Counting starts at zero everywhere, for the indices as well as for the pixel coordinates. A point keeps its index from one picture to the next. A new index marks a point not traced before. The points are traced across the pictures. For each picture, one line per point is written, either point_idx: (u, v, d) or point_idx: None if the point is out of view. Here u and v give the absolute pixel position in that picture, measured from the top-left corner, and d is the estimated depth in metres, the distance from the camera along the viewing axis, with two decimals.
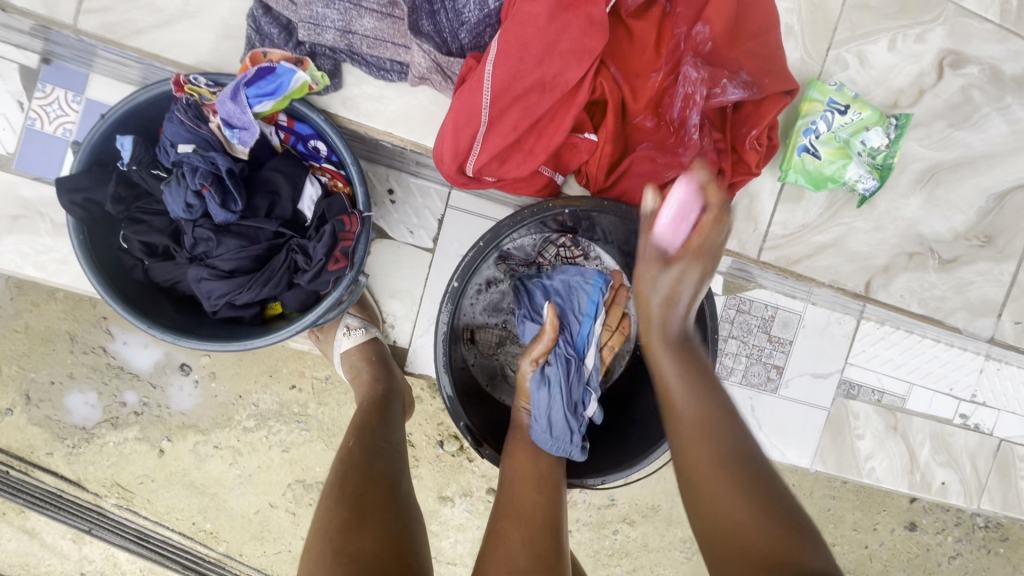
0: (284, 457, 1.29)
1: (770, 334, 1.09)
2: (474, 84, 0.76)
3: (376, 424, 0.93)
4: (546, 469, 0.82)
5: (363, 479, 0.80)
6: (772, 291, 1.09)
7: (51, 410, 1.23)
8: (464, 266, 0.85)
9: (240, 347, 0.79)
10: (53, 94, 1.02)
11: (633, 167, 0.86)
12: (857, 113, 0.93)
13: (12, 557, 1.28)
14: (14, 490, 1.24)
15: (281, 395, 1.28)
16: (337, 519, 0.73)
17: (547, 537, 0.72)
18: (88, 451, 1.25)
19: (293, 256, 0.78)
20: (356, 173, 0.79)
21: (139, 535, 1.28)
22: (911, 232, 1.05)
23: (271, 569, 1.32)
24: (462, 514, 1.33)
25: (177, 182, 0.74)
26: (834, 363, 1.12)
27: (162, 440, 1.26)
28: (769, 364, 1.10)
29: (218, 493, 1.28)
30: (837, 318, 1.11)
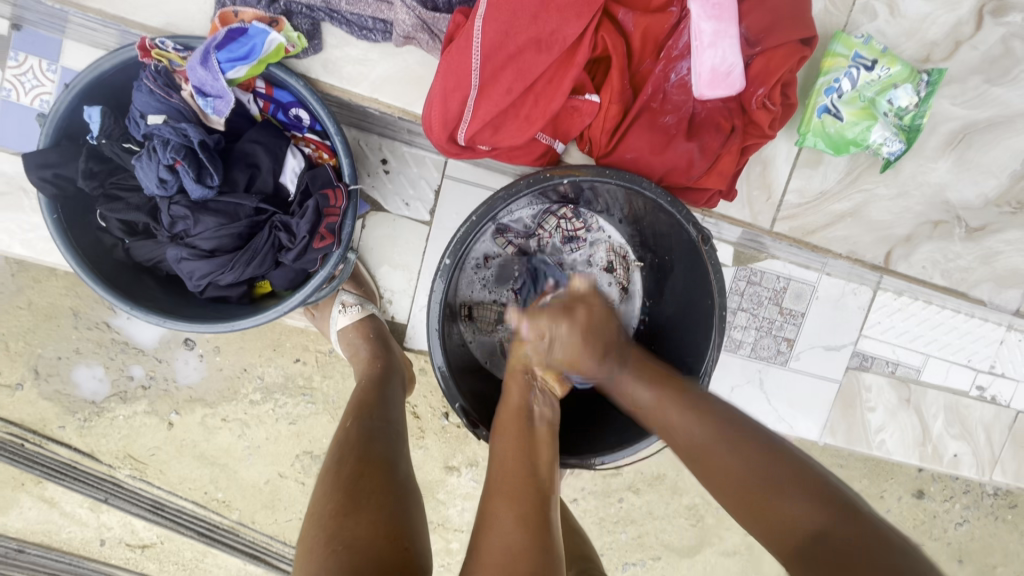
0: (291, 429, 1.29)
1: (782, 306, 1.03)
2: (463, 43, 0.69)
3: (374, 405, 0.90)
4: (543, 444, 0.76)
5: (360, 461, 0.77)
6: (785, 262, 1.01)
7: (60, 384, 1.23)
8: (455, 242, 0.80)
9: (226, 328, 0.76)
10: (27, 63, 0.96)
11: (639, 129, 0.78)
12: (885, 69, 0.84)
13: (33, 525, 1.30)
14: (30, 462, 1.25)
15: (286, 367, 1.27)
16: (331, 505, 0.70)
17: (541, 514, 0.68)
18: (99, 424, 1.25)
19: (276, 234, 0.74)
20: (341, 143, 0.74)
21: (155, 505, 1.30)
22: (938, 199, 0.98)
23: (283, 536, 1.34)
24: (469, 483, 1.32)
25: (148, 154, 0.69)
26: (848, 335, 1.07)
27: (171, 414, 1.26)
28: (780, 337, 1.05)
29: (229, 464, 1.29)
30: (853, 289, 1.04)
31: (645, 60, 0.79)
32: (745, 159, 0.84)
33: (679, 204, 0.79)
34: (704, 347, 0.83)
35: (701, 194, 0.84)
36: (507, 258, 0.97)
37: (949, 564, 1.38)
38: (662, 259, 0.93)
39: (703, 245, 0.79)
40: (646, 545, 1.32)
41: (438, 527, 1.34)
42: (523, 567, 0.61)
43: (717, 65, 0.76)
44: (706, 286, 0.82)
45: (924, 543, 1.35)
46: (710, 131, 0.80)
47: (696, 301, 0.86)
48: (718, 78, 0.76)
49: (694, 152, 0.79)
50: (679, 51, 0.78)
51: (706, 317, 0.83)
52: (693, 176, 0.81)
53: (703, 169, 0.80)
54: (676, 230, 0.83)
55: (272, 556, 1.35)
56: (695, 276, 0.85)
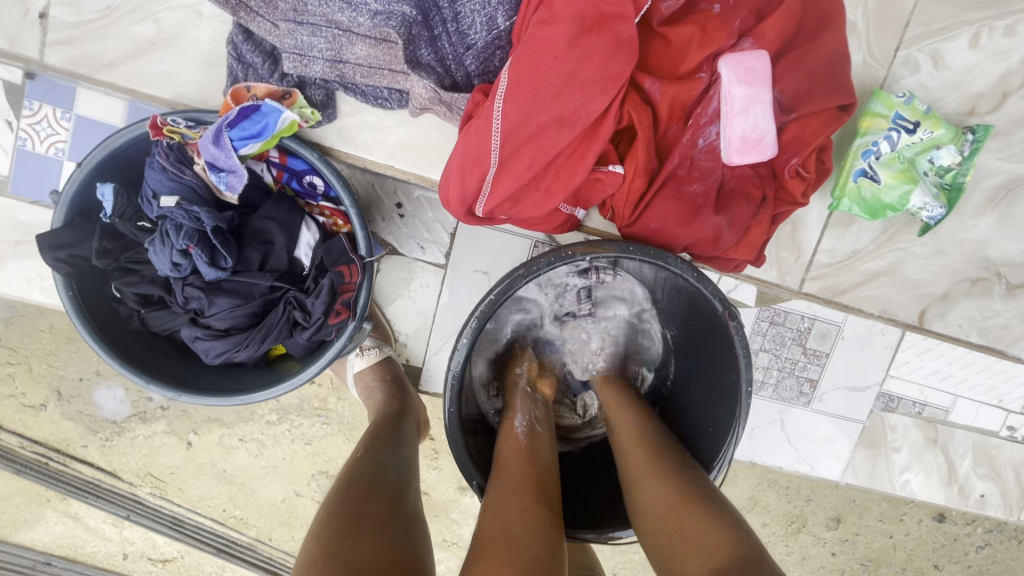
0: (307, 449, 1.29)
1: (806, 347, 0.98)
2: (481, 123, 0.66)
3: (386, 441, 0.90)
4: (543, 449, 0.80)
5: (369, 487, 0.76)
6: (811, 301, 0.94)
7: (83, 405, 1.25)
8: (475, 317, 0.76)
9: (242, 402, 0.75)
10: (42, 111, 0.96)
11: (665, 200, 0.75)
12: (927, 131, 0.80)
13: (59, 539, 1.32)
14: (54, 480, 1.27)
15: (302, 388, 1.26)
16: (334, 523, 0.68)
17: (546, 509, 0.68)
18: (120, 444, 1.27)
19: (291, 311, 0.73)
20: (357, 217, 0.72)
21: (175, 521, 1.31)
22: (977, 256, 0.93)
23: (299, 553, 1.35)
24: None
25: (161, 239, 0.67)
26: (873, 376, 1.01)
27: (189, 433, 1.28)
28: (803, 378, 1.01)
29: (246, 483, 1.30)
30: (881, 329, 0.97)
31: (671, 127, 0.75)
32: (776, 227, 0.80)
33: (705, 277, 0.75)
34: (728, 420, 0.80)
35: (728, 262, 0.81)
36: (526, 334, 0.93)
37: None
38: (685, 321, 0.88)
39: (730, 319, 0.76)
40: None
41: (452, 545, 1.34)
42: (526, 555, 0.60)
43: (748, 132, 0.72)
44: (731, 357, 0.79)
45: (944, 566, 1.30)
46: (741, 201, 0.75)
47: (721, 370, 0.82)
48: (749, 145, 0.73)
49: (722, 225, 0.75)
50: (708, 117, 0.75)
51: (729, 386, 0.80)
52: (720, 247, 0.77)
53: (733, 241, 0.76)
54: (704, 300, 0.80)
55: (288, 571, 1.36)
56: (717, 342, 0.82)
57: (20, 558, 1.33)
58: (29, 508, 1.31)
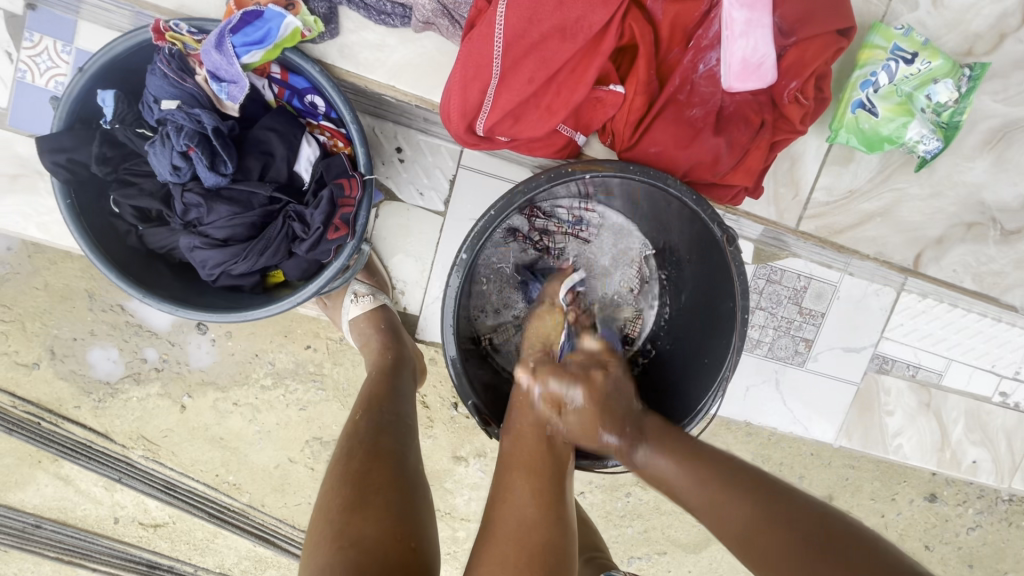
0: (301, 415, 1.29)
1: (802, 306, 1.00)
2: (484, 31, 0.66)
3: (385, 397, 0.89)
4: (564, 423, 0.77)
5: (370, 455, 0.76)
6: (806, 259, 0.98)
7: (75, 365, 1.24)
8: (473, 236, 0.77)
9: (238, 318, 0.75)
10: (42, 44, 0.97)
11: (665, 123, 0.76)
12: (926, 62, 0.80)
13: (49, 501, 1.31)
14: (45, 440, 1.26)
15: (297, 354, 1.27)
16: (340, 499, 0.70)
17: (556, 489, 0.70)
18: (114, 405, 1.26)
19: (290, 224, 0.73)
20: (357, 131, 0.72)
21: (166, 485, 1.31)
22: (972, 200, 0.94)
23: (291, 520, 1.35)
24: (477, 474, 1.31)
25: (161, 141, 0.68)
26: (867, 338, 1.03)
27: (183, 397, 1.27)
28: (799, 337, 1.02)
29: (239, 448, 1.30)
30: (876, 290, 1.00)
31: (672, 50, 0.76)
32: (773, 155, 0.80)
33: (704, 202, 0.76)
34: (724, 352, 0.81)
35: (726, 190, 0.81)
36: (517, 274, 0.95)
37: (958, 568, 1.33)
38: (681, 255, 0.88)
39: (727, 246, 0.77)
40: (653, 540, 1.31)
41: (445, 515, 1.34)
42: (538, 539, 0.64)
43: (748, 55, 0.72)
44: (728, 288, 0.80)
45: (935, 547, 1.31)
46: (739, 125, 0.77)
47: (716, 301, 0.84)
48: (749, 70, 0.73)
49: (721, 147, 0.76)
50: (709, 41, 0.75)
51: (727, 319, 0.81)
52: (718, 172, 0.78)
53: (730, 165, 0.77)
54: (700, 230, 0.81)
55: (280, 539, 1.35)
56: (715, 272, 0.82)
57: (10, 521, 1.32)
58: (19, 469, 1.29)
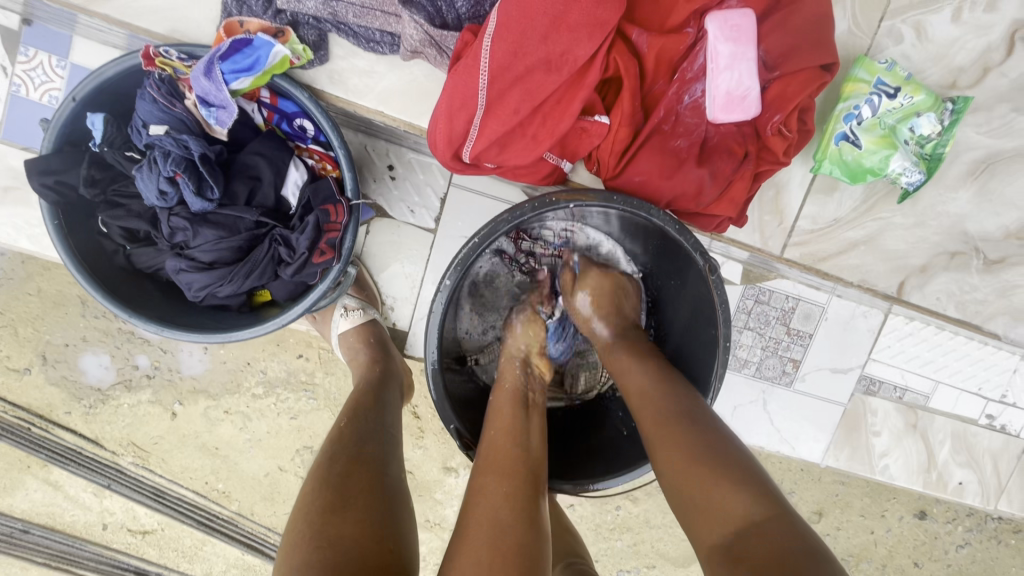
0: (292, 424, 1.29)
1: (789, 327, 1.00)
2: (470, 62, 0.67)
3: (369, 407, 0.90)
4: (532, 431, 0.77)
5: (351, 461, 0.77)
6: (794, 281, 0.97)
7: (67, 371, 1.24)
8: (457, 262, 0.78)
9: (222, 339, 0.76)
10: (37, 58, 0.98)
11: (649, 153, 0.76)
12: (908, 97, 0.81)
13: (38, 506, 1.31)
14: (36, 446, 1.26)
15: (288, 363, 1.27)
16: (318, 501, 0.70)
17: (528, 491, 0.69)
18: (104, 412, 1.26)
19: (276, 248, 0.73)
20: (344, 158, 0.73)
21: (156, 492, 1.31)
22: (956, 229, 0.95)
23: (281, 528, 1.35)
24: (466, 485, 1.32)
25: (149, 166, 0.68)
26: (856, 357, 1.04)
27: (174, 403, 1.27)
28: (786, 357, 1.03)
29: (230, 456, 1.30)
30: (863, 312, 1.00)
31: (657, 82, 0.77)
32: (757, 185, 0.81)
33: (687, 231, 0.77)
34: (706, 379, 0.82)
35: (710, 219, 0.82)
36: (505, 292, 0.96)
37: None
38: (666, 278, 0.89)
39: (710, 274, 0.78)
40: (641, 553, 1.31)
41: (435, 526, 1.34)
42: (511, 542, 0.62)
43: (732, 89, 0.73)
44: (711, 315, 0.81)
45: (925, 564, 1.32)
46: (723, 155, 0.77)
47: (700, 328, 0.84)
48: (732, 103, 0.74)
49: (704, 178, 0.77)
50: (693, 73, 0.76)
51: (711, 346, 0.82)
52: (702, 202, 0.79)
53: (713, 195, 0.78)
54: (684, 256, 0.82)
55: (269, 547, 1.36)
56: (698, 298, 0.83)
57: None
58: (9, 473, 1.29)
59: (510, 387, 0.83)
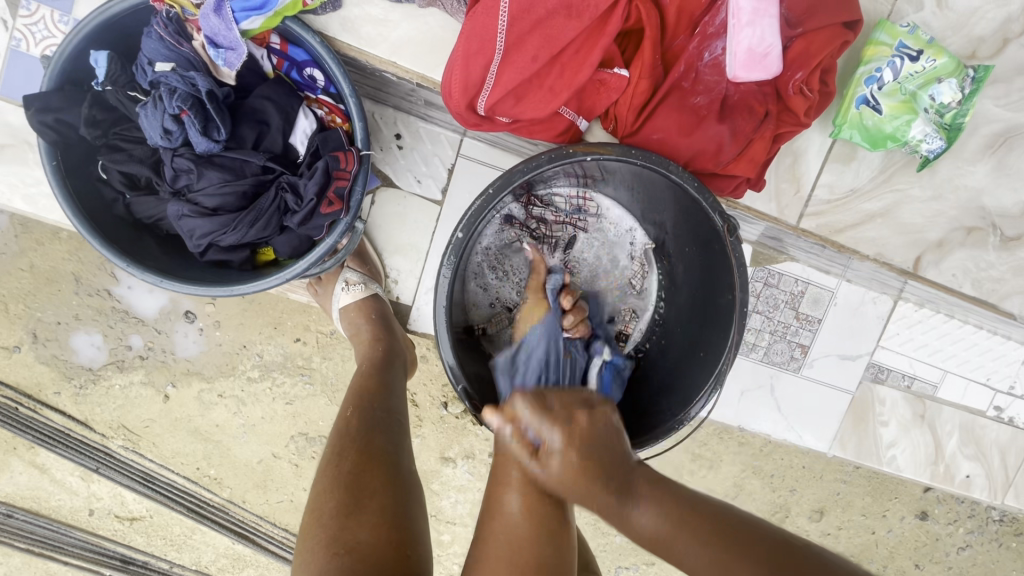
0: (287, 409, 1.26)
1: (798, 311, 1.00)
2: (490, 4, 0.66)
3: (376, 391, 0.86)
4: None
5: (363, 455, 0.74)
6: (804, 264, 0.98)
7: (57, 350, 1.20)
8: (470, 216, 0.74)
9: (225, 292, 0.73)
10: (39, 12, 0.97)
11: (667, 109, 0.75)
12: (931, 60, 0.80)
13: (23, 490, 1.27)
14: (23, 427, 1.22)
15: (286, 347, 1.23)
16: (333, 503, 0.68)
17: (557, 509, 0.66)
18: (94, 393, 1.22)
19: (282, 196, 0.71)
20: (355, 105, 0.71)
21: (145, 478, 1.27)
22: (973, 205, 0.94)
23: (273, 517, 1.31)
24: (464, 475, 1.29)
25: (153, 102, 0.65)
26: (865, 345, 1.03)
27: (167, 386, 1.23)
28: (794, 343, 1.01)
29: (223, 441, 1.26)
30: (873, 298, 1.00)
31: (678, 37, 0.76)
32: (776, 148, 0.79)
33: (705, 190, 0.75)
34: (721, 347, 0.79)
35: (729, 180, 0.79)
36: (514, 257, 0.93)
37: None
38: (680, 248, 0.87)
39: (728, 235, 0.75)
40: (642, 550, 1.28)
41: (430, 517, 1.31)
42: (530, 557, 0.61)
43: (754, 45, 0.72)
44: (726, 280, 0.79)
45: (926, 565, 1.29)
46: (744, 113, 0.75)
47: (714, 296, 0.82)
48: (755, 60, 0.72)
49: (725, 135, 0.75)
50: (715, 28, 0.74)
51: (725, 314, 0.79)
52: (721, 162, 0.77)
53: (733, 155, 0.76)
54: (700, 220, 0.79)
55: (260, 536, 1.31)
56: (714, 266, 0.81)
57: None
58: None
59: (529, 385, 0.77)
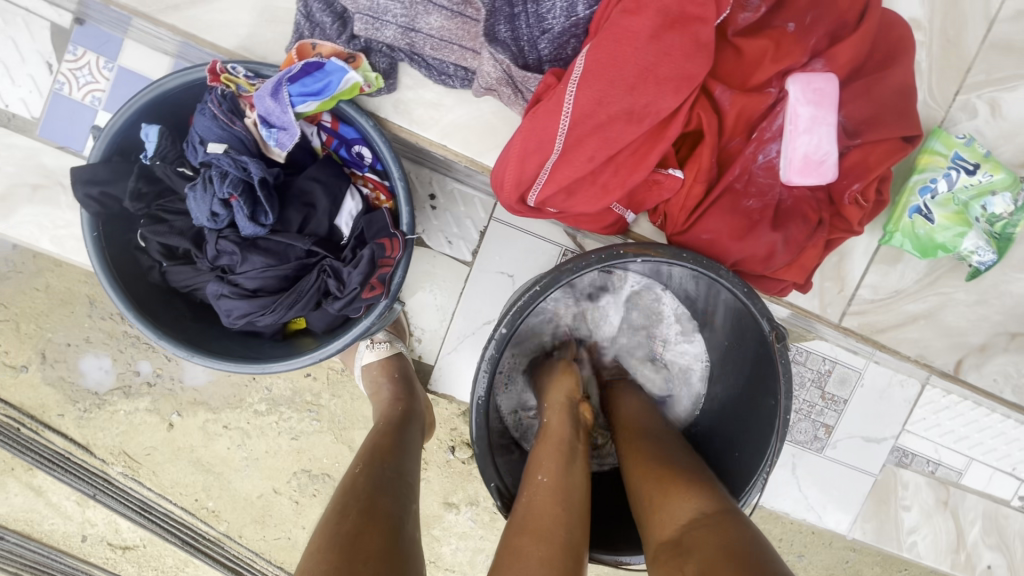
0: (292, 445, 1.22)
1: (825, 390, 0.98)
2: (551, 106, 0.65)
3: (389, 452, 0.84)
4: (577, 483, 0.69)
5: (362, 516, 0.69)
6: (833, 343, 0.96)
7: (65, 372, 1.16)
8: (515, 310, 0.72)
9: (257, 371, 0.70)
10: (84, 58, 0.97)
11: (721, 211, 0.73)
12: (987, 174, 0.78)
13: (16, 512, 1.24)
14: (23, 448, 1.19)
15: (295, 381, 1.21)
16: (323, 566, 0.61)
17: (572, 561, 0.60)
18: (99, 417, 1.19)
19: (324, 279, 0.69)
20: (403, 189, 0.70)
21: (143, 506, 1.23)
22: (1018, 310, 0.92)
23: (269, 555, 1.26)
24: (467, 522, 1.24)
25: (203, 185, 0.64)
26: (889, 429, 1.00)
27: (172, 414, 1.20)
28: (819, 422, 0.99)
29: (223, 473, 1.23)
30: (900, 380, 0.98)
31: (734, 138, 0.74)
32: (826, 253, 0.78)
33: (754, 295, 0.72)
34: (759, 453, 0.76)
35: (775, 283, 0.78)
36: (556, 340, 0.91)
37: None
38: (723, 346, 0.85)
39: (776, 342, 0.72)
40: None
41: (428, 564, 1.26)
42: None
43: (811, 152, 0.71)
44: (772, 386, 0.75)
45: None
46: (798, 221, 0.74)
47: (759, 399, 0.78)
48: (809, 166, 0.71)
49: (777, 242, 0.73)
50: (772, 133, 0.73)
51: (767, 420, 0.75)
52: (772, 266, 0.75)
53: (785, 261, 0.74)
54: (748, 324, 0.77)
55: (253, 573, 1.27)
56: (760, 372, 0.78)
57: None
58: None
59: (556, 434, 0.75)
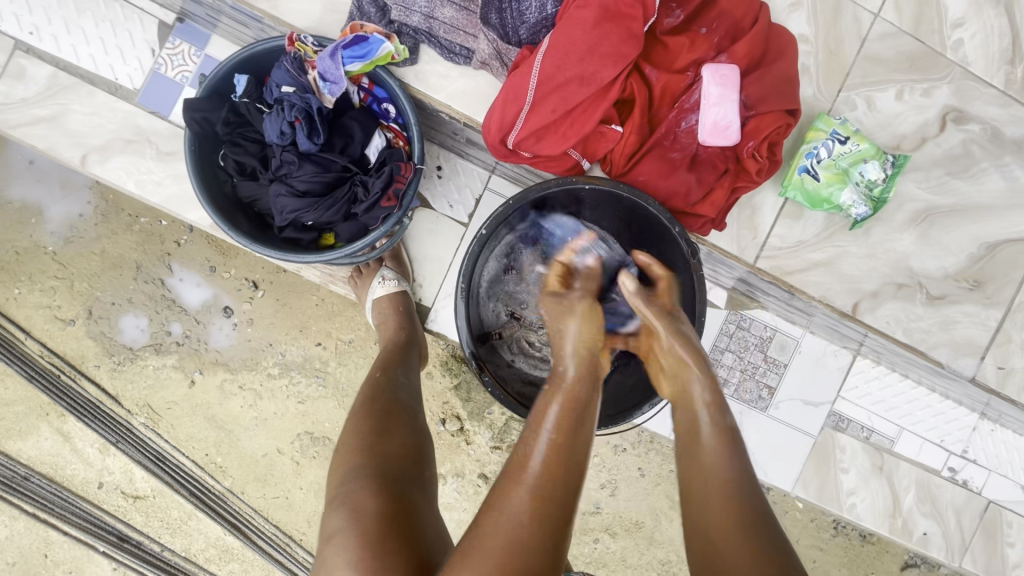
0: (298, 408, 1.42)
1: (767, 355, 1.19)
2: (525, 70, 0.92)
3: (398, 363, 1.07)
4: (595, 393, 0.75)
5: (388, 402, 0.94)
6: (773, 314, 1.19)
7: (106, 327, 1.38)
8: (494, 218, 0.96)
9: (296, 258, 0.93)
10: (181, 47, 1.26)
11: (650, 158, 0.99)
12: (856, 144, 1.04)
13: (43, 455, 1.41)
14: (60, 394, 1.38)
15: (307, 349, 1.41)
16: (365, 427, 0.87)
17: (583, 453, 0.67)
18: (130, 370, 1.39)
19: (355, 189, 0.94)
20: (417, 132, 0.96)
21: (158, 457, 1.40)
22: (902, 265, 1.14)
23: (265, 512, 1.43)
24: (451, 493, 1.44)
25: (277, 111, 0.91)
26: (825, 395, 1.21)
27: (195, 372, 1.40)
28: (762, 383, 1.20)
29: (234, 430, 1.41)
30: (833, 351, 1.20)
31: (662, 107, 1.00)
32: (735, 198, 1.02)
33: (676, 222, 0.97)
34: None
35: (696, 219, 1.03)
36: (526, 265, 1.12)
37: None
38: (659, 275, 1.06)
39: (692, 259, 0.96)
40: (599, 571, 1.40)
41: None
42: (552, 500, 0.61)
43: (718, 120, 0.96)
44: (691, 294, 0.98)
45: None
46: (708, 167, 0.99)
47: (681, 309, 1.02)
48: (718, 130, 0.96)
49: (692, 182, 0.98)
50: (690, 105, 0.99)
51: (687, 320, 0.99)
52: (690, 201, 1.00)
53: (699, 197, 0.99)
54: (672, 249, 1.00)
55: (250, 528, 1.43)
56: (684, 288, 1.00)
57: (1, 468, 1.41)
58: (26, 419, 1.40)
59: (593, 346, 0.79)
